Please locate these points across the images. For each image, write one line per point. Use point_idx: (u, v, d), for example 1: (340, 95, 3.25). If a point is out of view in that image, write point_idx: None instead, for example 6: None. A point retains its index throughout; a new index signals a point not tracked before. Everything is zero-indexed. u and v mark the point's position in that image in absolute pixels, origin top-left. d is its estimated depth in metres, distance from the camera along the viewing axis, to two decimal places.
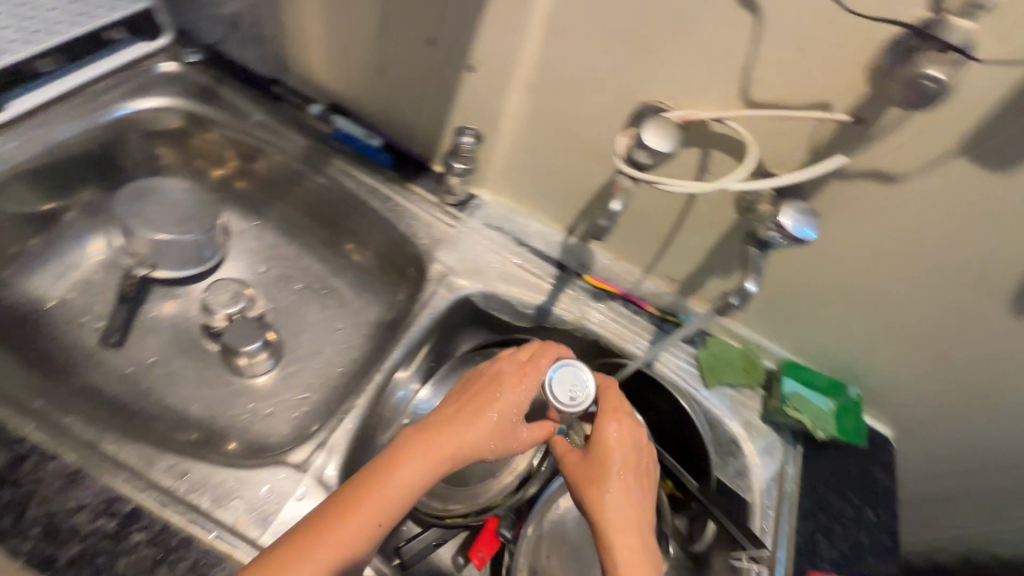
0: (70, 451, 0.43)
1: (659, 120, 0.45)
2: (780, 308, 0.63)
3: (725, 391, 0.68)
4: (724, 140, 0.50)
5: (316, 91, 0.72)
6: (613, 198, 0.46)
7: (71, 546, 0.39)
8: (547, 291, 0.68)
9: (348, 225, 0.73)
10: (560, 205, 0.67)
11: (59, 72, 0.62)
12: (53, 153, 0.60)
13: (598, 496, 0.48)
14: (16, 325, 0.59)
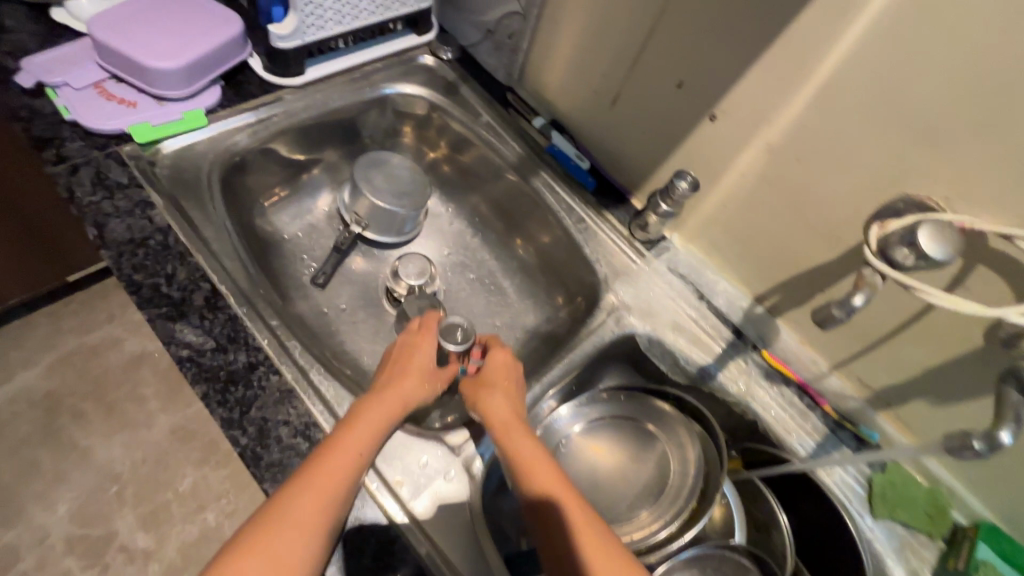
0: (288, 371, 0.50)
1: (938, 223, 0.41)
2: (1000, 459, 0.54)
3: (894, 528, 0.59)
4: (1002, 259, 0.43)
5: (543, 105, 0.77)
6: (857, 291, 0.42)
7: (272, 452, 0.46)
8: (716, 354, 0.65)
9: (535, 234, 0.77)
10: (755, 272, 0.64)
11: (350, 50, 0.73)
12: (327, 114, 0.71)
13: (519, 448, 0.47)
14: (264, 248, 0.71)
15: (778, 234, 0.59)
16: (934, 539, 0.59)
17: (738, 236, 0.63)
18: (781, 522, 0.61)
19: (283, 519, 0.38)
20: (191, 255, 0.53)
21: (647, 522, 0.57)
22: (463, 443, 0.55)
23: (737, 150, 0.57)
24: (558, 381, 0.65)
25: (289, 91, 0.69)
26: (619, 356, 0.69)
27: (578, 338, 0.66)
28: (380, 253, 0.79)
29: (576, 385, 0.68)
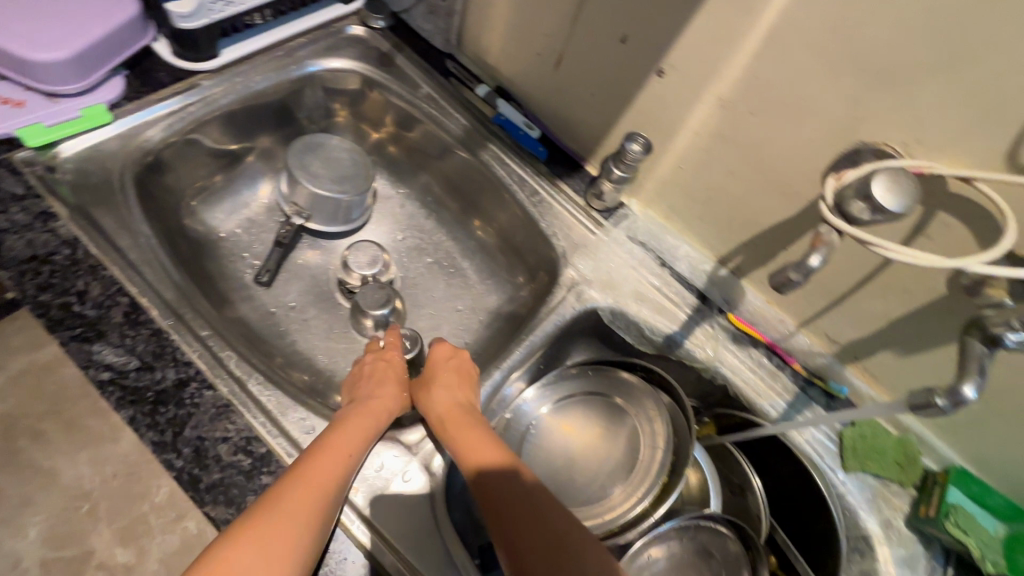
0: (223, 385, 0.47)
1: (893, 170, 0.38)
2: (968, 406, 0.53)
3: (867, 480, 0.59)
4: (963, 204, 0.41)
5: (486, 72, 0.72)
6: (814, 250, 0.39)
7: (212, 473, 0.43)
8: (681, 322, 0.63)
9: (489, 211, 0.73)
10: (718, 233, 0.61)
11: (270, 25, 0.67)
12: (250, 99, 0.65)
13: (462, 436, 0.51)
14: (195, 249, 0.66)
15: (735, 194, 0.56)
16: (906, 487, 0.58)
17: (696, 198, 0.60)
18: (755, 484, 0.61)
19: (265, 526, 0.39)
20: (104, 268, 0.49)
21: (619, 501, 0.56)
22: (420, 440, 0.55)
23: (686, 107, 0.54)
24: (522, 366, 0.62)
25: (203, 75, 0.63)
26: (585, 332, 0.66)
27: (538, 317, 0.63)
28: (328, 243, 0.75)
29: (544, 364, 0.65)
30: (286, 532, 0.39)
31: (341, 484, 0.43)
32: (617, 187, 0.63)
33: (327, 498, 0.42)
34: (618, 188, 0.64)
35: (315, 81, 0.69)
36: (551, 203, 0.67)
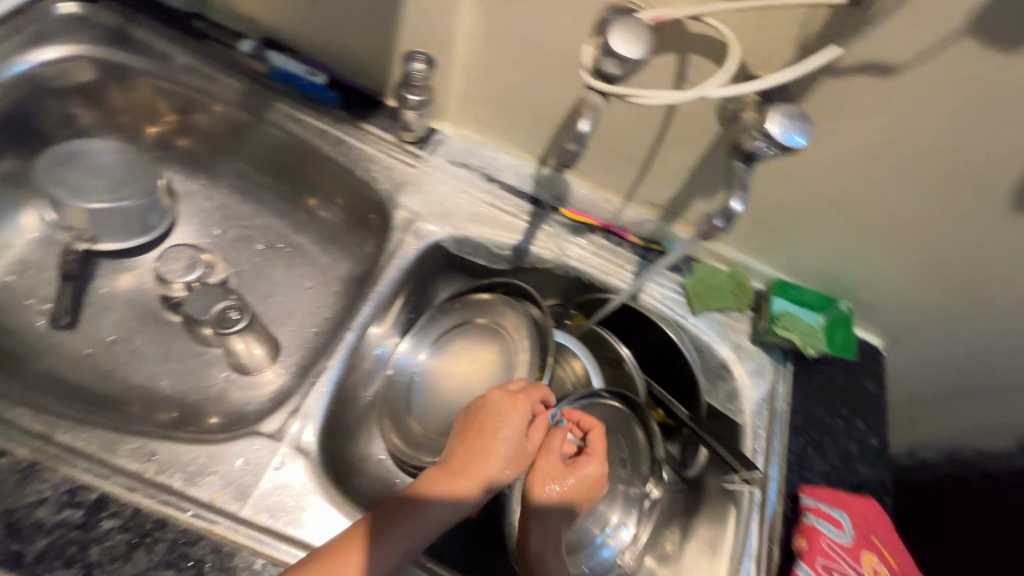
0: (19, 447, 0.41)
1: (627, 21, 0.40)
2: (770, 224, 0.60)
3: (714, 316, 0.65)
4: (703, 39, 0.46)
5: (247, 26, 0.65)
6: (580, 118, 0.42)
7: (37, 541, 0.38)
8: (523, 231, 0.64)
9: (303, 177, 0.66)
10: (529, 131, 0.63)
11: None
12: None
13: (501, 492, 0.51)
14: None
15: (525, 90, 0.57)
16: (745, 311, 0.66)
17: (495, 102, 0.61)
18: (624, 355, 0.65)
19: None
20: None
21: None
22: (283, 425, 0.49)
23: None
24: (382, 320, 0.63)
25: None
26: (437, 268, 0.66)
27: (380, 267, 0.61)
28: (133, 261, 0.66)
29: (413, 313, 0.66)
30: None
31: None
32: (419, 113, 0.62)
33: None
34: (421, 114, 0.62)
35: (37, 81, 0.58)
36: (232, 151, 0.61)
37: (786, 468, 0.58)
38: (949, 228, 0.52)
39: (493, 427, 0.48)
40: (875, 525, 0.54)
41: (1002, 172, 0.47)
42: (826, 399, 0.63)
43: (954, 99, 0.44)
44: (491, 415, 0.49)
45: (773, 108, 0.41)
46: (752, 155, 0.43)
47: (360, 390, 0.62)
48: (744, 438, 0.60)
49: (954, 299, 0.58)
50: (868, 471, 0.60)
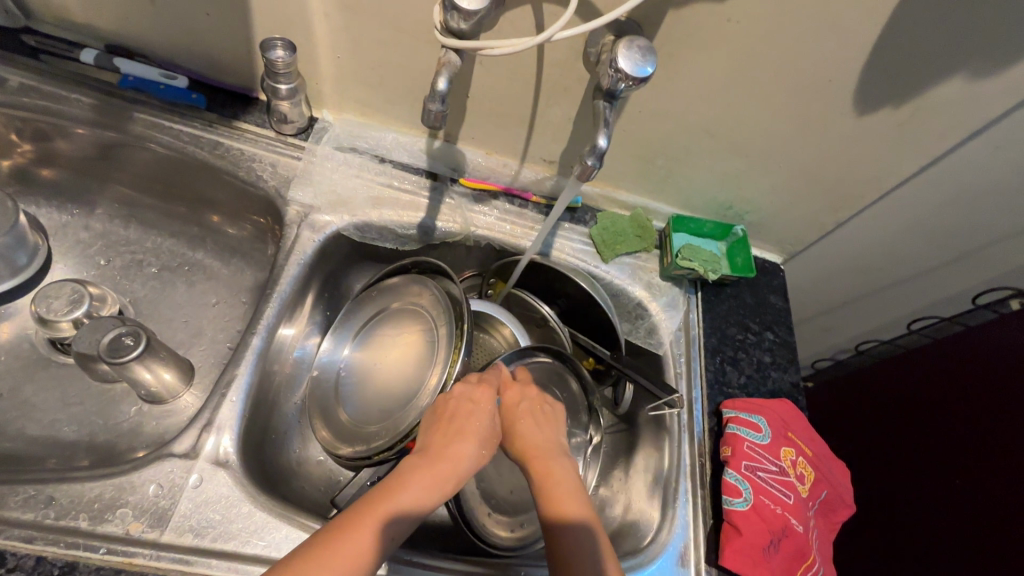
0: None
1: None
2: (660, 163, 0.63)
3: (624, 261, 0.68)
4: None
5: (80, 34, 0.59)
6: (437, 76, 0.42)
7: None
8: (425, 207, 0.64)
9: (190, 190, 0.64)
10: (410, 108, 0.61)
11: None
12: None
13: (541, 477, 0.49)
14: None
15: (398, 61, 0.55)
16: (653, 251, 0.69)
17: (369, 80, 0.58)
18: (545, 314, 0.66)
19: None
20: None
21: (433, 381, 0.54)
22: (196, 442, 0.48)
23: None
24: (294, 322, 0.63)
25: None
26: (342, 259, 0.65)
27: (279, 266, 0.59)
28: (10, 308, 0.62)
29: (330, 311, 0.68)
30: None
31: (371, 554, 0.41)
32: (293, 103, 0.60)
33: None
34: (295, 104, 0.60)
35: None
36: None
37: (708, 387, 0.63)
38: (811, 137, 0.57)
39: (457, 414, 0.49)
40: (790, 424, 0.59)
41: (843, 79, 0.50)
42: (735, 317, 0.68)
43: (793, 15, 0.46)
44: (458, 404, 0.49)
45: (621, 43, 0.42)
46: (614, 93, 0.45)
47: (284, 397, 0.61)
48: (666, 365, 0.65)
49: (827, 200, 0.64)
50: (782, 376, 0.64)
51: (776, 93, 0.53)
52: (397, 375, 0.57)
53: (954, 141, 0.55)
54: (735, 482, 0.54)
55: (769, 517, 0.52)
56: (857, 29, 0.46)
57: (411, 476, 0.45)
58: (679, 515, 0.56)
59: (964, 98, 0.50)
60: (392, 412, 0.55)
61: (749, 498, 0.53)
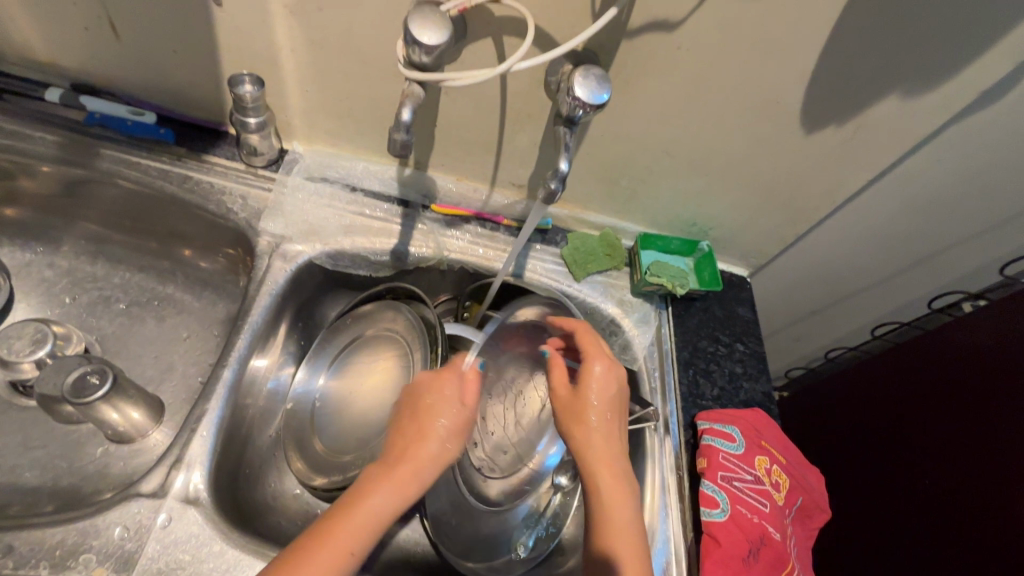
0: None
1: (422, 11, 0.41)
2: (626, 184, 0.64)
3: (596, 280, 0.70)
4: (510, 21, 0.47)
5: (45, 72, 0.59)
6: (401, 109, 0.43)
7: None
8: (398, 233, 0.65)
9: (158, 223, 0.63)
10: (379, 137, 0.61)
11: None
12: None
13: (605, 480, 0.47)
14: None
15: (363, 94, 0.56)
16: (623, 268, 0.71)
17: (337, 111, 0.59)
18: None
19: None
20: None
21: None
22: (165, 480, 0.47)
23: (263, 35, 0.51)
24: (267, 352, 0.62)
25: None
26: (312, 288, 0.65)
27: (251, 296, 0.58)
28: None
29: (304, 340, 0.66)
30: None
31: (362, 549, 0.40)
32: (261, 136, 0.60)
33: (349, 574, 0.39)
34: (264, 136, 0.60)
35: None
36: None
37: (683, 401, 0.63)
38: (769, 158, 0.58)
39: (429, 417, 0.45)
40: (762, 432, 0.60)
41: (794, 103, 0.52)
42: (707, 331, 0.69)
43: (740, 47, 0.48)
44: (421, 397, 0.46)
45: (577, 73, 0.44)
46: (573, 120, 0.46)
47: (258, 431, 0.60)
48: (642, 381, 0.66)
49: (788, 217, 0.66)
50: (753, 386, 0.65)
51: (733, 117, 0.54)
52: (375, 402, 0.57)
53: (900, 154, 0.57)
54: (712, 493, 0.55)
55: (747, 526, 0.53)
56: (802, 64, 0.49)
57: (373, 486, 0.42)
58: (657, 535, 0.56)
59: (905, 115, 0.53)
60: (370, 439, 0.55)
61: (727, 508, 0.54)
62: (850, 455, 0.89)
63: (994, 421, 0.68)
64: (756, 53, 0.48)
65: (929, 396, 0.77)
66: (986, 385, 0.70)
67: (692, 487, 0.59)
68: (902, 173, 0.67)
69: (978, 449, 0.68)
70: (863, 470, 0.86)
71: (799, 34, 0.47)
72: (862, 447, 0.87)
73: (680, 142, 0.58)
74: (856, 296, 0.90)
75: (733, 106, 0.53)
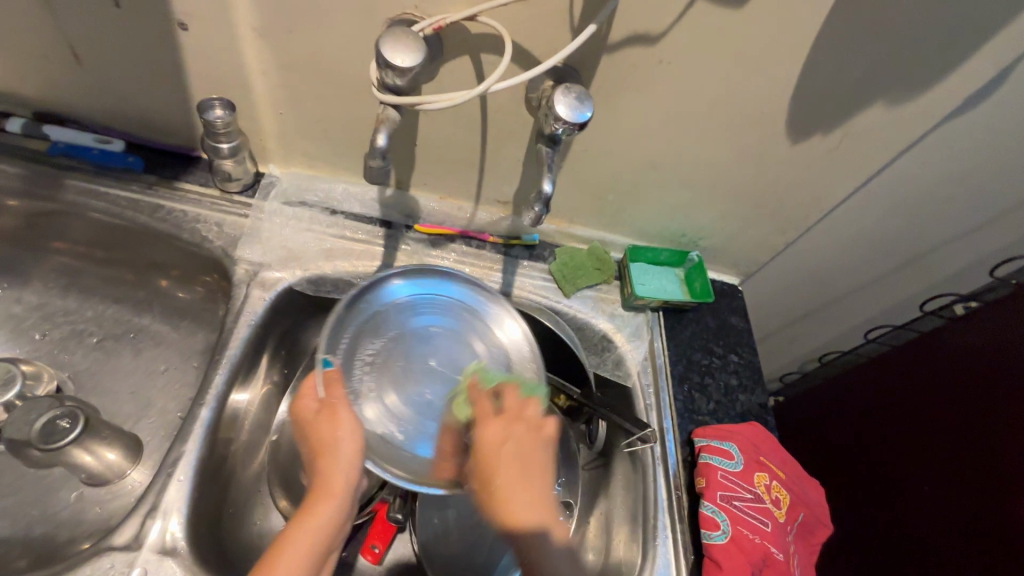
0: (186, 444, 0.54)
1: (569, 96, 0.48)
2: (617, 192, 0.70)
3: (649, 314, 0.78)
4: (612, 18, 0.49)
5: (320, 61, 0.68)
6: (543, 179, 0.50)
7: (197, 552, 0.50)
8: (536, 284, 0.77)
9: (390, 195, 0.72)
10: (595, 144, 0.64)
11: (87, 128, 0.67)
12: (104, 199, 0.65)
13: (501, 456, 0.53)
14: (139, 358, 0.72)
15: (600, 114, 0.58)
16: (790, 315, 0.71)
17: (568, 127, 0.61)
18: (656, 348, 0.76)
19: None
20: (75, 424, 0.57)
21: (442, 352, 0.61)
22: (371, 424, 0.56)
23: (520, 54, 0.54)
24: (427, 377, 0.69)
25: (54, 200, 0.64)
26: (491, 261, 0.75)
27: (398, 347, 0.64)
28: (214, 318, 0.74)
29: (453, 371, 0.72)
30: (299, 556, 0.48)
31: (329, 517, 0.51)
32: (490, 140, 0.64)
33: (311, 552, 0.49)
34: (492, 141, 0.65)
35: (161, 154, 0.69)
36: (187, 205, 0.67)
37: (781, 456, 0.67)
38: None
39: (520, 407, 0.57)
40: (760, 449, 0.66)
41: None
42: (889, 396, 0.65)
43: None
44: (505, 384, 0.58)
45: (564, 95, 0.49)
46: (555, 139, 0.51)
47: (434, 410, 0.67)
48: (697, 403, 0.72)
49: None
50: (749, 398, 0.74)
51: None
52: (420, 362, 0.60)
53: (965, 144, 0.72)
54: (712, 514, 0.60)
55: (748, 548, 0.58)
56: (928, 93, 0.57)
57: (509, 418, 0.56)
58: (660, 555, 0.61)
59: (957, 134, 0.70)
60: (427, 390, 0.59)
61: (727, 530, 0.59)
62: (916, 488, 0.86)
63: (994, 455, 0.75)
64: (886, 125, 0.61)
65: (929, 434, 0.85)
66: (961, 420, 0.80)
67: (690, 507, 0.64)
68: (976, 194, 0.79)
69: (975, 470, 0.77)
70: (927, 515, 0.83)
71: (925, 89, 0.57)
72: (895, 466, 0.90)
73: (811, 198, 0.71)
74: (859, 291, 0.99)
75: (847, 180, 0.68)
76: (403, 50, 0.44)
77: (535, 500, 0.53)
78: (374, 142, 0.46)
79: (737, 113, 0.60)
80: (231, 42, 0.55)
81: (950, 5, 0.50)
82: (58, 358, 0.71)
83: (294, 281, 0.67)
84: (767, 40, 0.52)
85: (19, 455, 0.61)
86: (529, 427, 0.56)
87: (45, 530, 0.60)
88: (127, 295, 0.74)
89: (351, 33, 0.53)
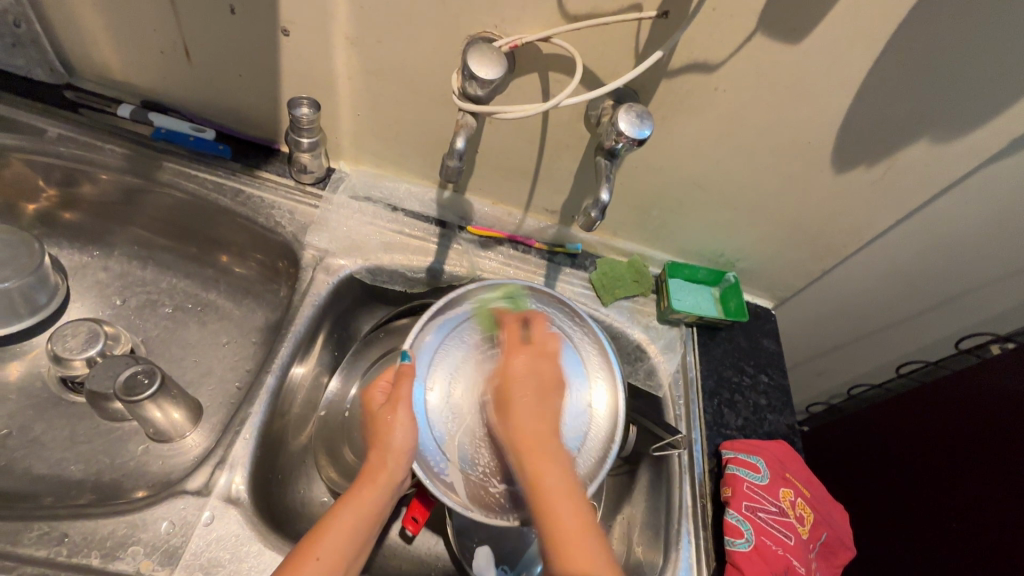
0: (253, 406, 0.61)
1: (631, 111, 0.53)
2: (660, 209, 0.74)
3: (681, 326, 0.81)
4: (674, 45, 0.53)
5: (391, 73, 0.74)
6: (600, 190, 0.55)
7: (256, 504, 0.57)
8: (574, 289, 0.80)
9: (447, 196, 0.78)
10: (647, 161, 0.68)
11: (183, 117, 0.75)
12: (191, 181, 0.72)
13: (550, 487, 0.50)
14: (206, 330, 0.78)
15: None
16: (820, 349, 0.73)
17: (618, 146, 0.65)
18: (688, 362, 0.78)
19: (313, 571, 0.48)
20: (156, 377, 0.64)
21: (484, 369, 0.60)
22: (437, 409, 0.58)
23: (584, 74, 0.59)
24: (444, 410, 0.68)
25: (150, 178, 0.71)
26: (535, 265, 0.79)
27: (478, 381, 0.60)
28: (274, 298, 0.79)
29: None
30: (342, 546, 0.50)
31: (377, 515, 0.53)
32: (547, 153, 0.69)
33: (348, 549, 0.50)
34: (549, 154, 0.69)
35: (246, 146, 0.76)
36: (265, 193, 0.74)
37: (806, 472, 0.69)
38: None
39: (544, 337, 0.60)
40: (787, 465, 0.68)
41: None
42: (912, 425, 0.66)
43: None
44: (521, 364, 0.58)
45: (625, 113, 0.53)
46: (613, 152, 0.56)
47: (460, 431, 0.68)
48: (726, 415, 0.75)
49: None
50: (777, 418, 0.75)
51: None
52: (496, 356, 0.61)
53: (1007, 187, 0.73)
54: (736, 523, 0.62)
55: (770, 558, 0.60)
56: (973, 133, 0.60)
57: (521, 409, 0.54)
58: (682, 558, 0.64)
59: (999, 175, 0.72)
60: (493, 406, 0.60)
61: (750, 538, 0.61)
62: (943, 523, 0.85)
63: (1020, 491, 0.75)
64: (929, 162, 0.63)
65: (956, 470, 0.85)
66: (986, 455, 0.81)
67: (714, 515, 0.67)
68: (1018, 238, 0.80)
69: (1000, 507, 0.77)
70: (951, 550, 0.83)
71: (969, 129, 0.60)
72: (922, 501, 0.90)
73: (850, 227, 0.73)
74: (893, 326, 1.00)
75: (886, 214, 0.71)
76: (488, 65, 0.50)
77: (555, 450, 0.53)
78: (454, 145, 0.53)
79: (785, 139, 0.63)
80: (326, 48, 0.61)
81: (995, 55, 0.53)
82: (134, 322, 0.77)
83: (355, 269, 0.73)
84: (817, 76, 0.56)
85: (98, 404, 0.67)
86: (546, 386, 0.57)
87: (113, 477, 0.66)
88: (197, 270, 0.80)
89: (435, 47, 0.59)
